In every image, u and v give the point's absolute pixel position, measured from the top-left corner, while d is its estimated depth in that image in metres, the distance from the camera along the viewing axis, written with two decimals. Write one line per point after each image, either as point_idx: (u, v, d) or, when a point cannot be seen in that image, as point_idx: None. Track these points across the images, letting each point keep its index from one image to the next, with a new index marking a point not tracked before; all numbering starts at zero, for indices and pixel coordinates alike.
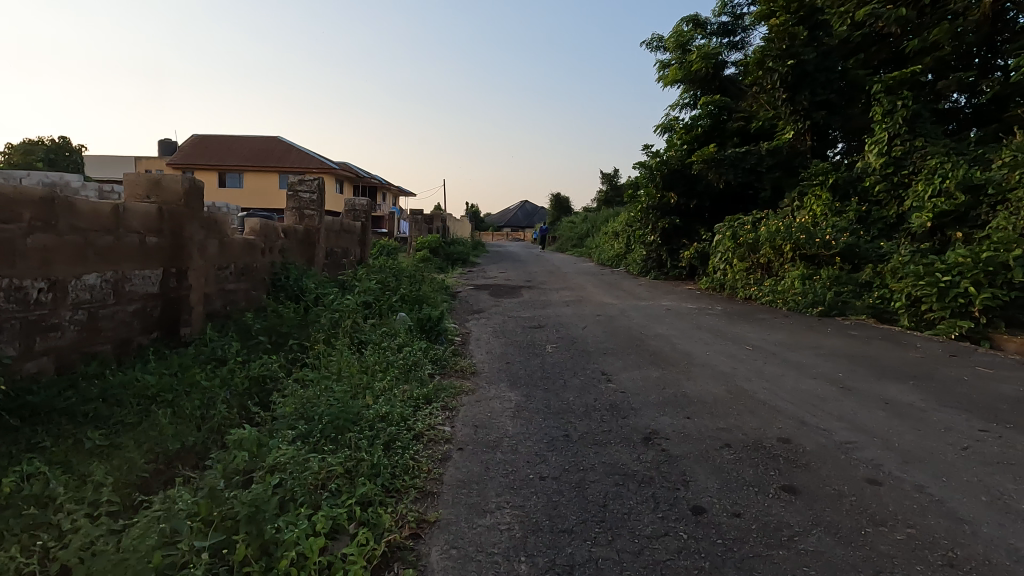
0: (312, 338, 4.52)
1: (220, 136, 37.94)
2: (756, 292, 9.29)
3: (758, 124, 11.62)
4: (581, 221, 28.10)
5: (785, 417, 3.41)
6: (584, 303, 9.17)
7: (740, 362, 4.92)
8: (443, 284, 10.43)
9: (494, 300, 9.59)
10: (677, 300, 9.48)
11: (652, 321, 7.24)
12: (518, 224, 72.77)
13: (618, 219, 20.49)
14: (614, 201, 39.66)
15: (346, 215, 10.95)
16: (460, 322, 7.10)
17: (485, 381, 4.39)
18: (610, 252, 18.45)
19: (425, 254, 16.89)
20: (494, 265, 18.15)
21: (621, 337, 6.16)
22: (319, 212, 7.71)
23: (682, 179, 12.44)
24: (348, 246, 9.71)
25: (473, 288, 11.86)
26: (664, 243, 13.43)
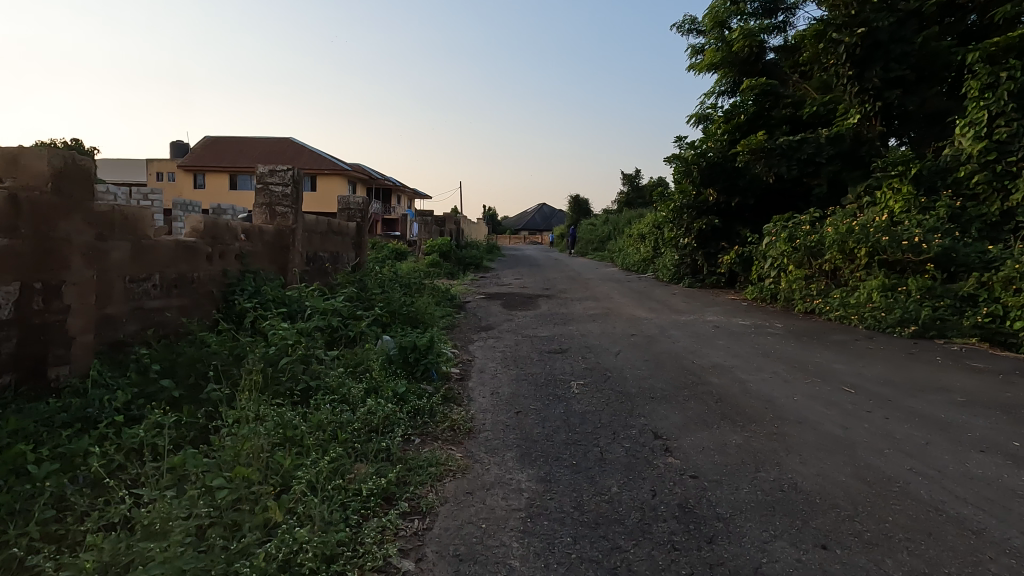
0: (238, 383, 3.16)
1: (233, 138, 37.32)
2: (821, 304, 7.70)
3: (813, 109, 10.07)
4: (602, 223, 26.66)
5: (995, 555, 1.95)
6: (613, 318, 7.74)
7: (850, 418, 3.43)
8: (448, 295, 9.04)
9: (507, 314, 8.20)
10: (723, 314, 7.99)
11: (701, 344, 5.80)
12: (536, 227, 71.49)
13: (644, 220, 18.99)
14: (636, 203, 38.14)
15: (340, 216, 9.64)
16: (461, 345, 5.74)
17: (484, 450, 3.00)
18: (636, 257, 16.94)
19: (434, 259, 15.60)
20: (509, 270, 16.78)
21: (668, 369, 4.72)
22: (294, 209, 6.40)
23: (722, 173, 10.93)
24: (338, 251, 8.39)
25: (485, 298, 10.50)
26: (700, 246, 11.93)
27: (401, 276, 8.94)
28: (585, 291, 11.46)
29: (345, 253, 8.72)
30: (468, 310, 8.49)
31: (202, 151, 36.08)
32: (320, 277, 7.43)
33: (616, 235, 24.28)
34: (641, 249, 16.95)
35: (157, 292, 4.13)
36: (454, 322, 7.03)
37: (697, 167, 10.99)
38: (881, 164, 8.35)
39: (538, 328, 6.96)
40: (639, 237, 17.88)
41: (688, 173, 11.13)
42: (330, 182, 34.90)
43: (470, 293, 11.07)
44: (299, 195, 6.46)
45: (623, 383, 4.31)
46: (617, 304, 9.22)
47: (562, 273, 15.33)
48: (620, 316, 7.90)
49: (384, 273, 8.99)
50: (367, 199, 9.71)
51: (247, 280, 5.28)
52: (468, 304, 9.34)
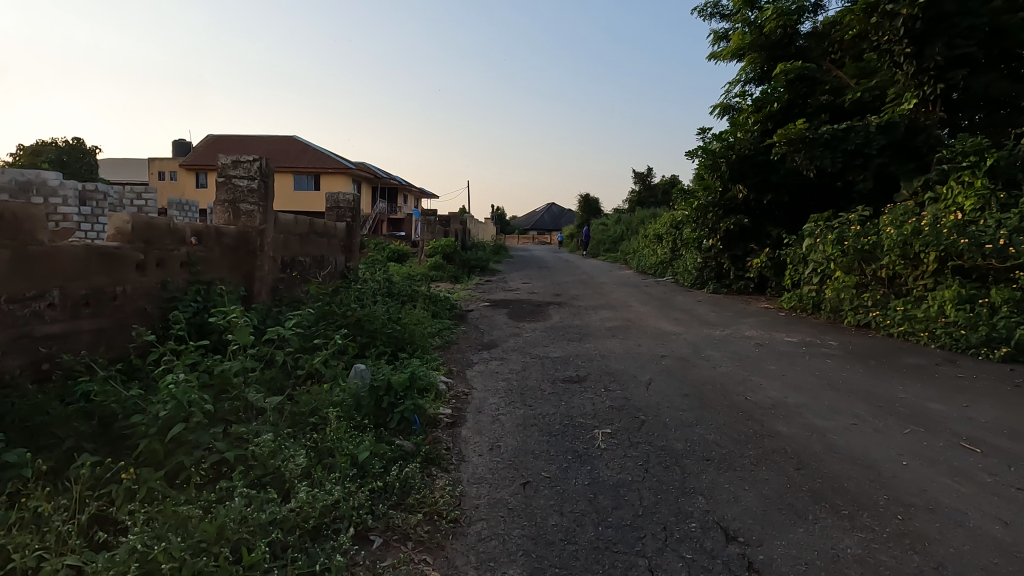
0: (126, 459, 2.21)
1: (236, 137, 36.66)
2: (878, 317, 6.63)
3: (857, 95, 9.00)
4: (615, 223, 25.61)
5: None
6: (635, 332, 6.73)
7: (1001, 501, 2.41)
8: (447, 304, 8.05)
9: (514, 326, 7.23)
10: (762, 328, 6.96)
11: (748, 370, 4.77)
12: (545, 227, 70.52)
13: (660, 220, 17.94)
14: (648, 202, 37.06)
15: (328, 215, 8.67)
16: (457, 370, 4.78)
17: (474, 565, 2.02)
18: (652, 259, 15.86)
19: (437, 262, 14.67)
20: (517, 274, 15.80)
21: (717, 409, 3.70)
22: (262, 207, 5.43)
23: (753, 168, 9.86)
24: (323, 255, 7.43)
25: (489, 304, 9.56)
26: (727, 248, 10.87)
27: (394, 282, 7.96)
28: (600, 297, 10.46)
29: (331, 256, 7.76)
30: (467, 322, 7.49)
31: (205, 150, 35.43)
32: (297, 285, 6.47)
33: (629, 236, 23.22)
34: (658, 250, 15.87)
35: (55, 314, 3.18)
36: (449, 339, 6.03)
37: (725, 161, 9.94)
38: (945, 155, 7.26)
39: (550, 345, 5.96)
40: (656, 238, 16.81)
41: (716, 167, 10.06)
42: (334, 181, 34.08)
43: (474, 300, 10.08)
44: (268, 190, 5.49)
45: (663, 433, 3.30)
46: (637, 314, 8.20)
47: (573, 277, 14.33)
48: (643, 330, 6.89)
49: (377, 280, 8.03)
50: (358, 195, 8.73)
51: (194, 293, 4.32)
52: (469, 313, 8.37)
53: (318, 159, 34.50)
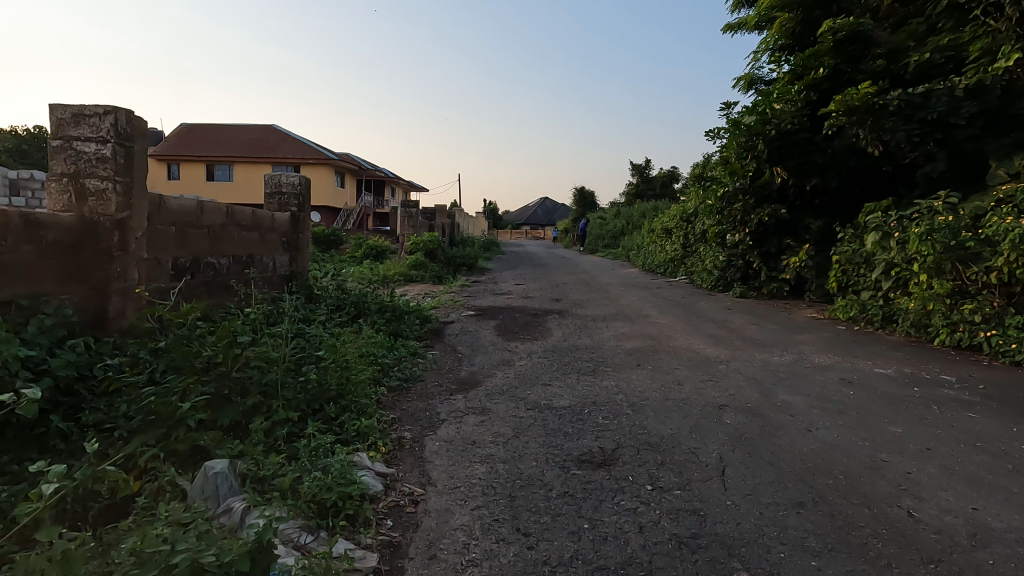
0: None
1: (212, 126, 34.57)
2: (996, 339, 5.03)
3: (928, 55, 7.28)
4: (614, 217, 23.92)
5: None
6: (665, 357, 5.02)
7: None
8: (418, 318, 6.28)
9: (503, 349, 5.49)
10: (832, 352, 5.26)
11: (866, 438, 3.07)
12: (538, 222, 68.81)
13: (667, 213, 16.24)
14: (645, 195, 35.39)
15: (268, 203, 6.81)
16: (411, 442, 3.04)
17: None
18: (660, 257, 14.14)
19: (417, 262, 12.95)
20: (510, 273, 14.04)
21: (881, 552, 1.98)
22: (124, 184, 3.59)
23: (795, 147, 8.12)
24: (249, 254, 5.61)
25: (474, 313, 7.80)
26: (757, 244, 9.15)
27: (349, 289, 6.18)
28: (608, 303, 8.72)
29: (262, 257, 5.93)
30: (440, 343, 5.72)
31: (178, 139, 33.32)
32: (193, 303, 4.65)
33: (630, 230, 21.55)
34: (667, 248, 14.14)
35: None
36: (409, 378, 4.27)
37: (762, 139, 8.17)
38: None
39: (555, 384, 4.22)
40: (665, 233, 15.07)
41: (751, 145, 8.29)
42: (315, 173, 32.13)
43: (456, 308, 8.32)
44: (133, 159, 3.66)
45: None
46: (661, 328, 6.49)
47: (572, 276, 12.61)
48: (676, 354, 5.19)
49: (328, 289, 6.23)
50: (307, 177, 6.86)
51: None
52: (445, 327, 6.62)
53: (298, 149, 32.50)
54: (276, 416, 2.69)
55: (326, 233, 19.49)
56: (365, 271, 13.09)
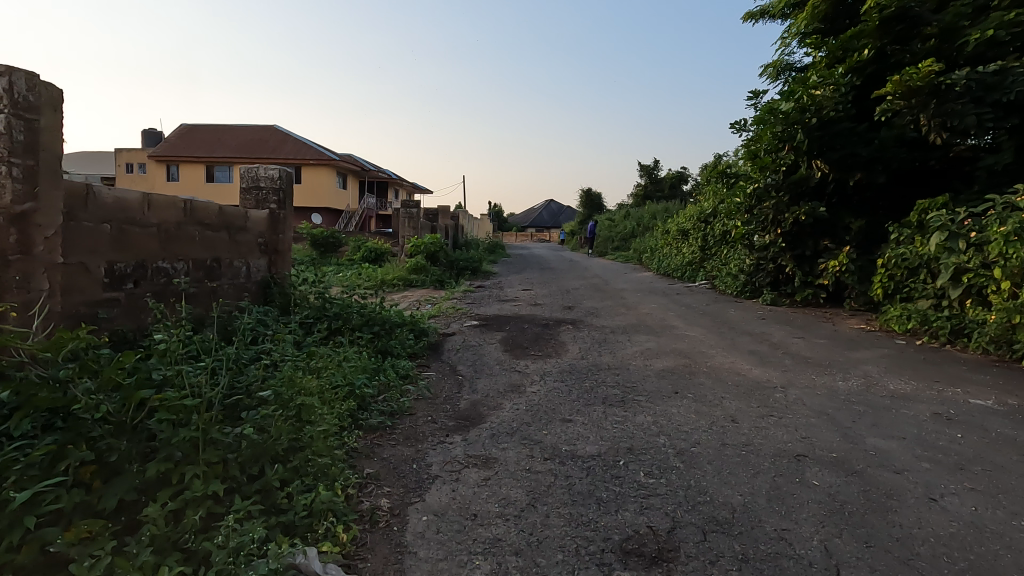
0: None
1: (212, 126, 33.96)
2: None
3: (992, 32, 6.41)
4: (624, 219, 23.11)
5: None
6: (706, 381, 4.18)
7: None
8: (412, 331, 5.47)
9: (511, 369, 4.67)
10: (905, 375, 4.40)
11: (1017, 514, 2.22)
12: (544, 224, 68.05)
13: (682, 214, 15.38)
14: (653, 196, 34.57)
15: (244, 199, 5.97)
16: (389, 518, 2.23)
17: None
18: (676, 260, 13.27)
19: (417, 265, 12.15)
20: (516, 277, 13.21)
21: None
22: (22, 169, 2.79)
23: (838, 138, 7.25)
24: (213, 258, 4.81)
25: (479, 323, 6.98)
26: (790, 247, 8.29)
27: (333, 298, 5.37)
28: (626, 311, 7.88)
29: (232, 261, 5.12)
30: (438, 362, 4.91)
31: (177, 140, 32.74)
32: (137, 316, 3.85)
33: (641, 233, 20.74)
34: (685, 251, 13.27)
35: None
36: (394, 412, 3.46)
37: (802, 128, 7.30)
38: None
39: (576, 419, 3.40)
40: (681, 235, 14.21)
41: (789, 135, 7.41)
42: (316, 174, 31.47)
43: (458, 317, 7.50)
44: (37, 137, 2.86)
45: None
46: (691, 343, 5.64)
47: (583, 281, 11.77)
48: (718, 377, 4.35)
49: (309, 297, 5.43)
50: (289, 170, 6.02)
51: None
52: (445, 341, 5.80)
53: (299, 150, 31.83)
54: (191, 492, 1.89)
55: (325, 235, 18.76)
56: (363, 275, 12.31)
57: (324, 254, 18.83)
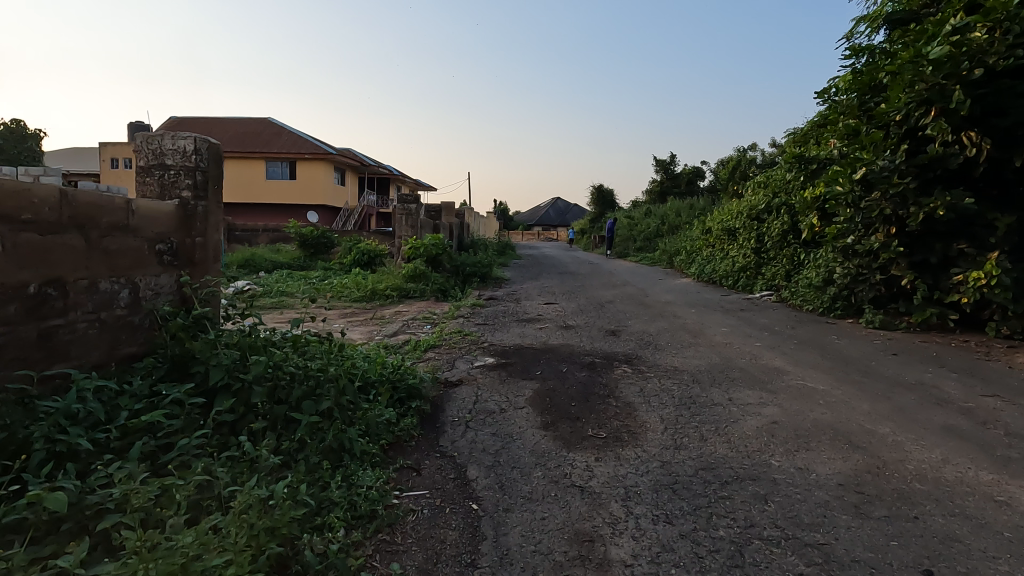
0: None
1: (203, 120, 32.10)
2: None
3: None
4: (647, 217, 21.06)
5: None
6: (961, 535, 2.12)
7: None
8: (393, 397, 3.42)
9: (563, 482, 2.61)
10: None
11: None
12: (551, 223, 66.14)
13: (725, 211, 13.31)
14: (670, 192, 32.50)
15: (142, 182, 3.90)
16: None
17: None
18: (724, 266, 11.13)
19: (416, 272, 10.15)
20: (533, 285, 11.20)
21: None
22: None
23: (1006, 98, 5.20)
24: (44, 283, 2.78)
25: (496, 364, 4.91)
26: (909, 252, 6.24)
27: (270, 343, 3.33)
28: (693, 340, 5.84)
29: (93, 282, 3.10)
30: (434, 461, 2.86)
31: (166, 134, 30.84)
32: None
33: (668, 233, 18.68)
34: (735, 255, 11.15)
35: None
36: None
37: (957, 84, 5.26)
38: None
39: None
40: (726, 236, 12.06)
41: (938, 94, 5.36)
42: (312, 169, 29.47)
43: (466, 352, 5.43)
44: None
45: None
46: (836, 408, 3.60)
47: (618, 292, 9.74)
48: (961, 511, 2.30)
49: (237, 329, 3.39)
50: (211, 140, 3.99)
51: None
52: (448, 406, 3.75)
53: (294, 144, 29.90)
54: None
55: (316, 236, 16.83)
56: (351, 285, 10.29)
57: (315, 255, 16.85)
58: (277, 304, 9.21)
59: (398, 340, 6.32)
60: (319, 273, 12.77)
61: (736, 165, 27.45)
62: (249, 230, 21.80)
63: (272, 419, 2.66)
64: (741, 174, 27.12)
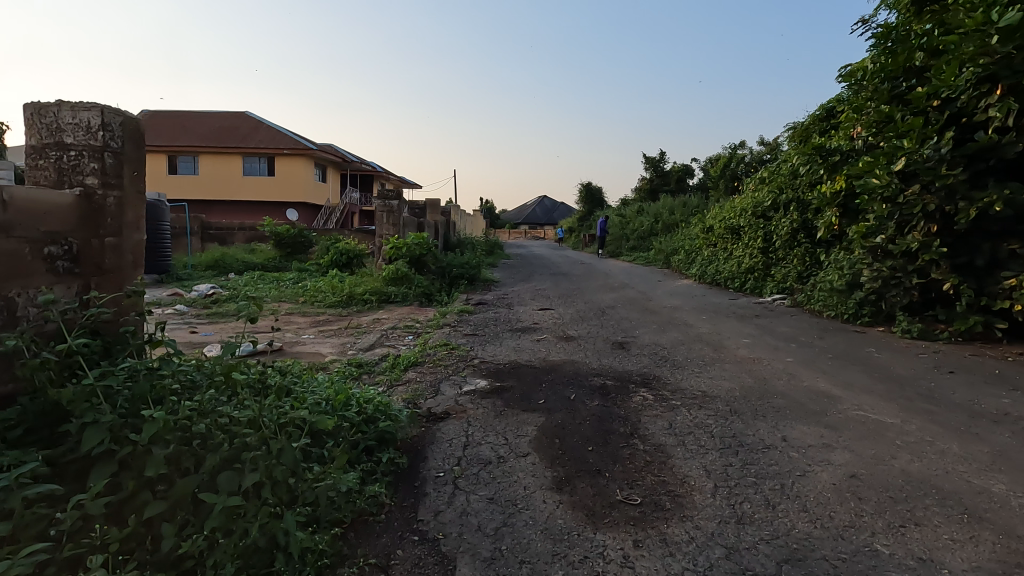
0: None
1: (177, 113, 30.81)
2: None
3: None
4: (640, 216, 20.39)
5: None
6: None
7: None
8: (356, 449, 2.60)
9: None
10: None
11: None
12: (538, 221, 65.44)
13: (726, 208, 12.65)
14: (660, 190, 31.92)
15: (35, 167, 3.02)
16: None
17: None
18: (729, 267, 10.42)
19: (397, 274, 9.30)
20: (525, 287, 10.41)
21: None
22: None
23: None
24: None
25: (489, 390, 4.09)
26: (952, 253, 5.57)
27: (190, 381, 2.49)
28: (714, 354, 5.09)
29: None
30: (410, 552, 2.05)
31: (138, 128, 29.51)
32: None
33: (663, 232, 18.02)
34: (740, 255, 10.44)
35: None
36: None
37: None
38: None
39: None
40: (730, 236, 11.36)
41: (1006, 67, 4.79)
42: (292, 165, 28.37)
43: (453, 373, 4.62)
44: None
45: None
46: (919, 452, 2.87)
47: (618, 295, 8.99)
48: None
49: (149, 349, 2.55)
50: (130, 115, 3.15)
51: None
52: (430, 454, 2.93)
53: (273, 139, 28.76)
54: None
55: (292, 234, 15.86)
56: (326, 289, 9.41)
57: (291, 255, 15.88)
58: (243, 311, 8.29)
59: (375, 356, 5.49)
60: (294, 275, 11.84)
61: (728, 163, 26.94)
62: (224, 228, 20.72)
63: (174, 497, 1.83)
64: (734, 172, 26.61)
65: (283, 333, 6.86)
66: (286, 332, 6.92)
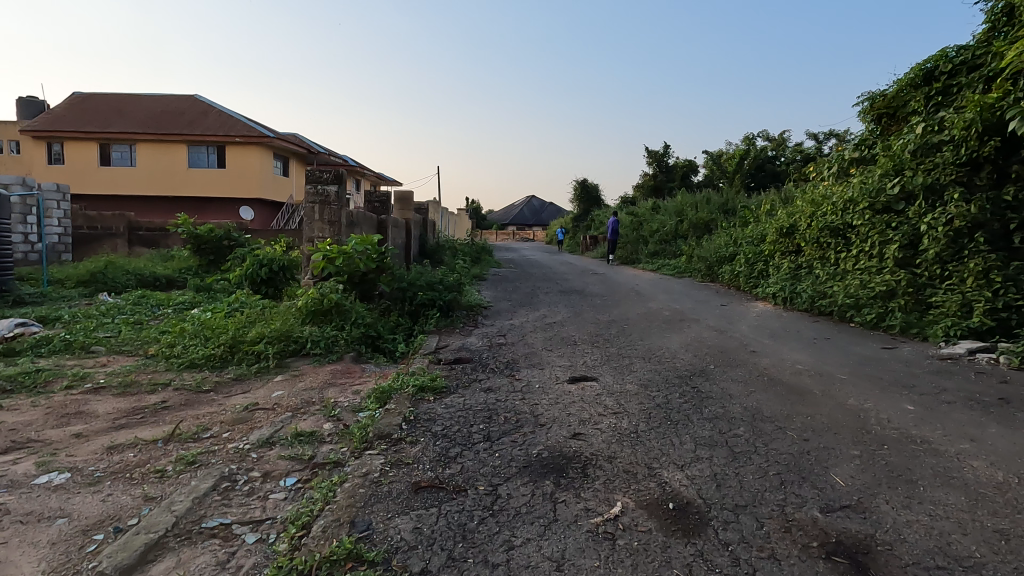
0: None
1: (113, 95, 26.59)
2: None
3: None
4: (659, 214, 16.87)
5: None
6: None
7: None
8: None
9: None
10: None
11: None
12: (526, 221, 61.84)
13: (804, 201, 9.15)
14: (665, 187, 28.51)
15: None
16: None
17: None
18: (846, 289, 6.76)
19: (323, 306, 5.64)
20: (533, 320, 6.77)
21: None
22: None
23: None
24: None
25: None
26: None
27: None
28: None
29: None
30: None
31: (65, 111, 25.20)
32: None
33: (692, 235, 14.52)
34: (862, 271, 6.81)
35: None
36: None
37: None
38: None
39: None
40: (830, 241, 7.73)
41: None
42: (246, 156, 24.41)
43: None
44: None
45: None
46: None
47: (694, 341, 5.36)
48: None
49: None
50: None
51: None
52: None
53: (224, 124, 24.75)
54: None
55: (216, 236, 11.98)
56: (203, 330, 5.62)
57: (213, 264, 11.98)
58: (20, 381, 4.46)
59: None
60: (186, 299, 7.98)
61: (744, 157, 23.62)
62: (155, 230, 16.68)
63: None
64: (749, 169, 23.21)
65: (15, 461, 3.08)
66: (29, 456, 3.15)
